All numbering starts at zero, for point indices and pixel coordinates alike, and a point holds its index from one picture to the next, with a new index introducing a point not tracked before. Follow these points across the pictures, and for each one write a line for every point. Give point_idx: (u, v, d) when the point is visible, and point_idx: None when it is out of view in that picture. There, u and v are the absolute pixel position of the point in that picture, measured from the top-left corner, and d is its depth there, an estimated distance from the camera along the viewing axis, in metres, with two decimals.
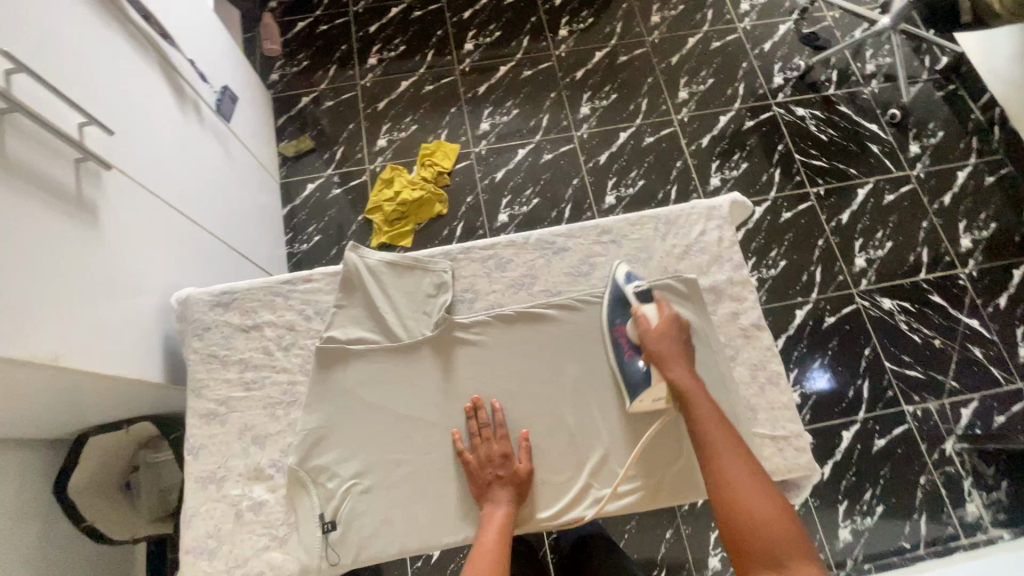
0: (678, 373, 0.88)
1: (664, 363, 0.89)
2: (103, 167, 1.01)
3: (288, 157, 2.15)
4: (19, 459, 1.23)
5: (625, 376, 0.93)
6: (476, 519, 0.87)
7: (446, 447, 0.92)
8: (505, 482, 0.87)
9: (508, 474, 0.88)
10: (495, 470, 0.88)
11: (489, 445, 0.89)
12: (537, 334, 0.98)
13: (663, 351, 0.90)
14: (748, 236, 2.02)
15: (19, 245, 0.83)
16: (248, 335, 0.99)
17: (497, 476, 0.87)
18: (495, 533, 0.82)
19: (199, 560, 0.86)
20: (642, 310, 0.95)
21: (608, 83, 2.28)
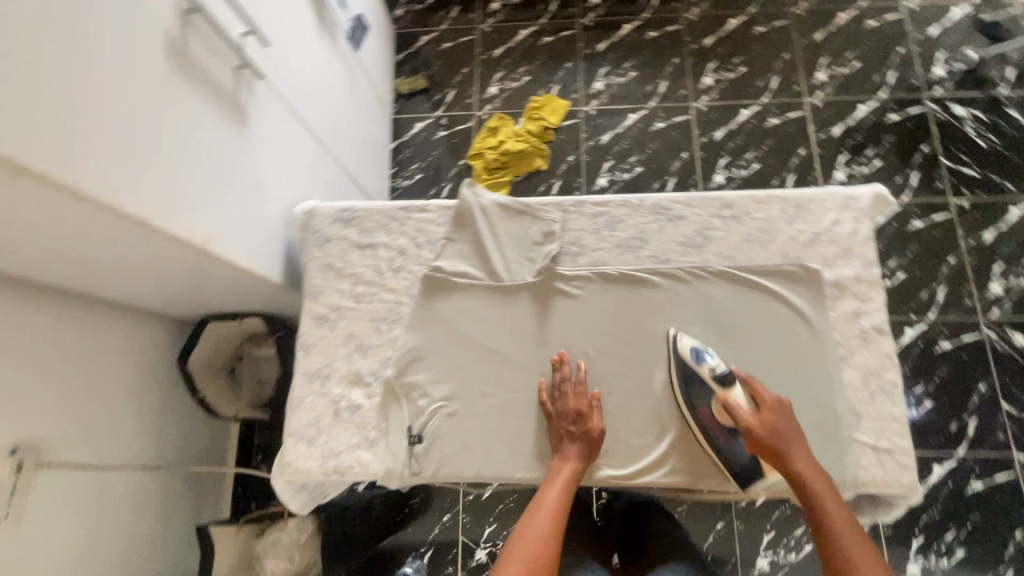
0: (791, 445, 0.83)
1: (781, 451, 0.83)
2: (257, 76, 1.09)
3: (402, 94, 2.20)
4: (150, 329, 1.40)
5: (735, 468, 0.87)
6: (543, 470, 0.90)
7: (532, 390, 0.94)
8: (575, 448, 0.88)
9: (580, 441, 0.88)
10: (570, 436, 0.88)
11: (563, 411, 0.89)
12: (637, 299, 0.97)
13: (773, 432, 0.83)
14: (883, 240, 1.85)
15: (189, 137, 0.93)
16: (364, 252, 1.05)
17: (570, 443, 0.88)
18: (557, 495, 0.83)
19: (300, 444, 0.95)
20: (732, 397, 0.87)
21: (738, 54, 2.12)
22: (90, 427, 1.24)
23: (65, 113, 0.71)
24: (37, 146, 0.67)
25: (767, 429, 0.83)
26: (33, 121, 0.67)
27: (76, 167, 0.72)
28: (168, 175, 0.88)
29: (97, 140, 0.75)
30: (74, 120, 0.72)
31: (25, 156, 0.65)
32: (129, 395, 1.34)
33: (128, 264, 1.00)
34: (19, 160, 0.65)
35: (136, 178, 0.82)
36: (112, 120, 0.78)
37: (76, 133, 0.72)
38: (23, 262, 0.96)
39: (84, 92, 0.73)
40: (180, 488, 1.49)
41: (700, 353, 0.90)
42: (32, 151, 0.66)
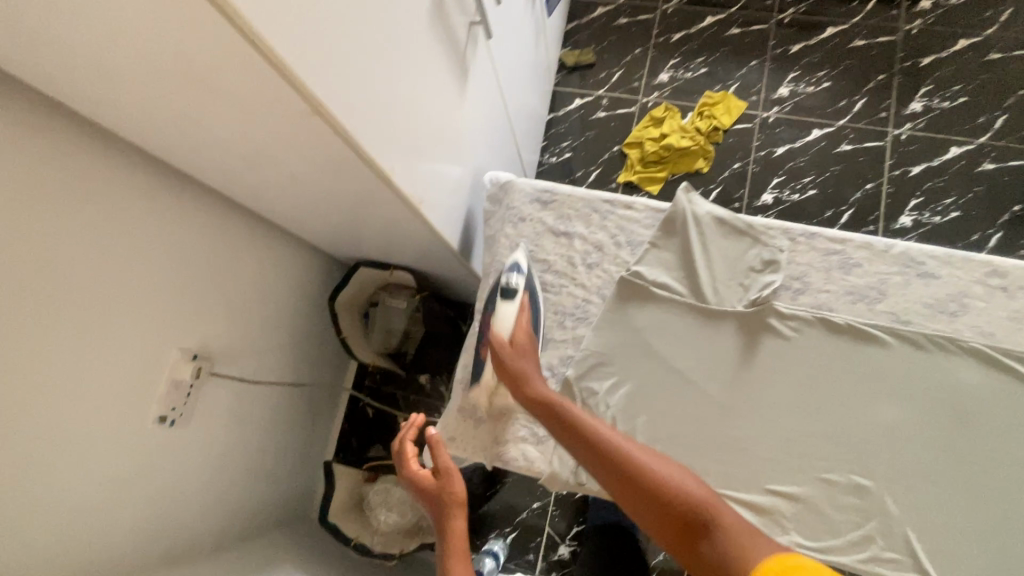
0: (527, 375, 0.82)
1: (521, 377, 0.82)
2: (486, 35, 1.05)
3: (566, 66, 2.11)
4: (309, 262, 1.44)
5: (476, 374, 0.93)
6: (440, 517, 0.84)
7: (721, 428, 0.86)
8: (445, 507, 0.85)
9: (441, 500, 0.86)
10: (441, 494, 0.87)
11: (413, 477, 0.91)
12: (863, 357, 0.85)
13: (519, 363, 0.83)
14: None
15: (425, 90, 0.91)
16: (558, 239, 1.00)
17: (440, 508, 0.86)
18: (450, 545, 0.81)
19: (466, 422, 0.93)
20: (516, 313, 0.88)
21: (961, 81, 1.83)
22: (248, 344, 1.29)
23: (350, 47, 0.69)
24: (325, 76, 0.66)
25: (512, 351, 0.85)
26: (327, 51, 0.65)
27: (347, 104, 0.71)
28: (404, 128, 0.86)
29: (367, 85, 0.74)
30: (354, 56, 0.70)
31: (316, 86, 0.64)
32: (282, 321, 1.39)
33: (332, 201, 1.01)
34: (310, 89, 0.63)
35: (384, 127, 0.81)
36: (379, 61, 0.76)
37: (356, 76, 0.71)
38: (240, 182, 1.00)
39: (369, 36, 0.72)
40: (303, 415, 1.56)
41: (517, 266, 0.92)
42: (320, 82, 0.65)
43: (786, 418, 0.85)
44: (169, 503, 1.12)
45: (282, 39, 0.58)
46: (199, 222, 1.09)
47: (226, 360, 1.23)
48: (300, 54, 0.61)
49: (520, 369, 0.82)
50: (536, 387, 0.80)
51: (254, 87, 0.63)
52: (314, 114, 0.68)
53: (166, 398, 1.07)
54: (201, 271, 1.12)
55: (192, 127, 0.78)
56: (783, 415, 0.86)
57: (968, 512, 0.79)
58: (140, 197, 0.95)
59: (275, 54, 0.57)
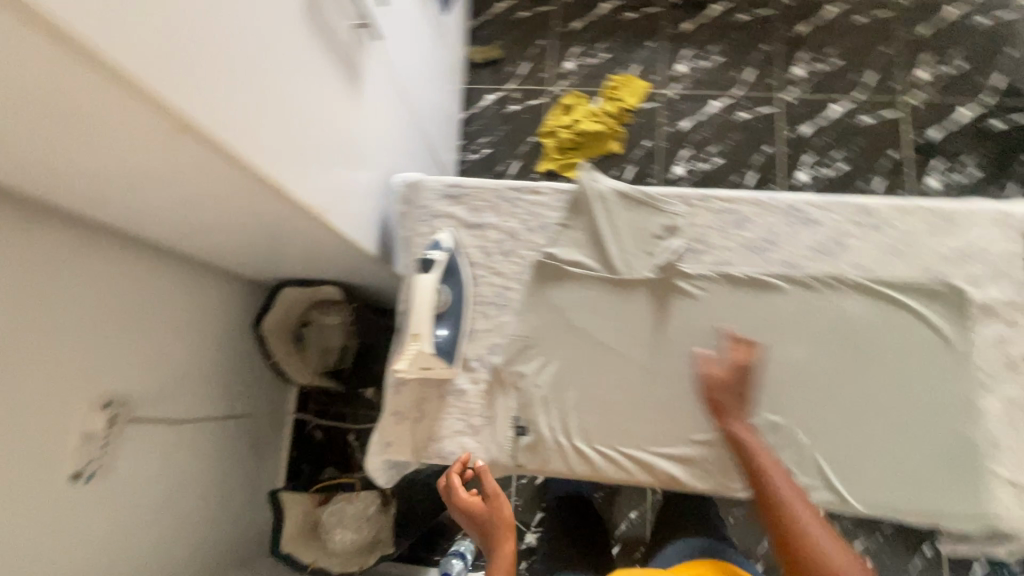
0: (729, 411, 0.83)
1: (724, 412, 0.84)
2: (372, 35, 1.04)
3: (474, 64, 2.12)
4: (228, 289, 1.38)
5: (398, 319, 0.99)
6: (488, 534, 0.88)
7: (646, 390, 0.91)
8: (496, 533, 0.86)
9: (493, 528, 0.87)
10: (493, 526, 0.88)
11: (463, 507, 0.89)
12: (763, 304, 0.92)
13: (720, 398, 0.84)
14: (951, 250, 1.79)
15: (308, 95, 0.88)
16: (471, 231, 1.00)
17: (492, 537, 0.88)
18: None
19: (403, 424, 0.93)
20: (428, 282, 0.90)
21: (834, 45, 1.99)
22: (170, 385, 1.22)
23: (207, 54, 0.66)
24: (181, 85, 0.62)
25: (720, 385, 0.84)
26: (180, 60, 0.62)
27: (213, 113, 0.68)
28: (290, 136, 0.84)
29: (235, 93, 0.71)
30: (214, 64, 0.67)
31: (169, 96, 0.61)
32: (206, 354, 1.32)
33: (233, 220, 0.97)
34: (163, 99, 0.60)
35: (265, 136, 0.78)
36: (246, 67, 0.73)
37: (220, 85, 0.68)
38: (131, 211, 0.93)
39: (230, 42, 0.69)
40: (244, 448, 1.49)
41: (437, 243, 0.94)
42: (175, 92, 0.62)
43: (702, 370, 0.90)
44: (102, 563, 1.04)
45: (119, 48, 0.54)
46: (94, 261, 1.01)
47: (146, 404, 1.15)
48: (143, 62, 0.57)
49: (721, 403, 0.84)
50: (737, 426, 0.83)
51: (100, 101, 0.59)
52: (176, 127, 0.65)
53: (80, 453, 0.99)
54: (105, 312, 1.04)
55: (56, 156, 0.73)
56: (700, 369, 0.90)
57: (870, 431, 0.86)
58: (23, 240, 0.87)
59: (112, 65, 0.54)
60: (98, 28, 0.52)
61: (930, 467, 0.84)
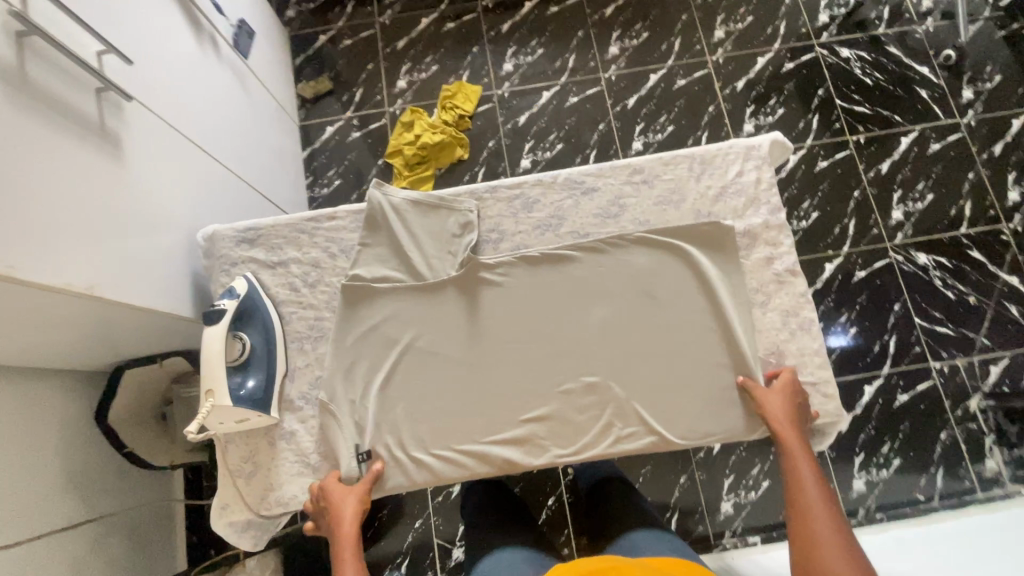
0: (786, 420, 0.86)
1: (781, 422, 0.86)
2: (124, 98, 1.00)
3: (306, 99, 2.10)
4: (58, 388, 1.27)
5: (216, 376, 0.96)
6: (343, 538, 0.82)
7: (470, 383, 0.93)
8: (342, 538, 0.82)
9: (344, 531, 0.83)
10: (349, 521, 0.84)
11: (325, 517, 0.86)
12: (561, 276, 0.96)
13: (776, 410, 0.87)
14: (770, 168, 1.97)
15: (45, 174, 0.83)
16: (275, 271, 0.99)
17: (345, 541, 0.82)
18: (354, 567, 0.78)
19: (237, 482, 0.89)
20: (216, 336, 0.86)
21: (640, 20, 2.14)
22: (7, 508, 1.10)
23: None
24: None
25: (783, 398, 0.88)
26: None
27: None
28: (28, 220, 0.79)
29: None
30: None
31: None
32: (43, 464, 1.21)
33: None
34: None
35: None
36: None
37: None
38: None
39: None
40: (123, 551, 1.38)
41: (230, 290, 0.90)
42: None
43: (518, 354, 0.94)
44: None
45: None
46: None
47: None
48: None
49: (775, 412, 0.87)
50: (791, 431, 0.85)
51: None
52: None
53: None
54: None
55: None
56: (514, 348, 0.94)
57: (674, 368, 0.93)
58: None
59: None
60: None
61: (728, 389, 0.92)
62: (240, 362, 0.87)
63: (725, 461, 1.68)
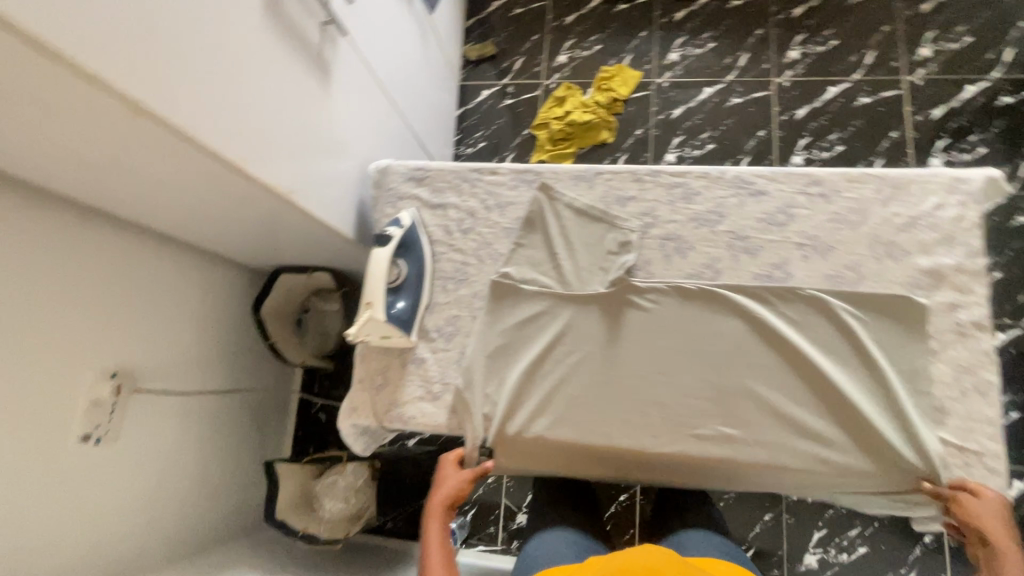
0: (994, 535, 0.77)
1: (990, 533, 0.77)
2: (341, 32, 1.11)
3: (470, 61, 2.19)
4: (229, 275, 1.48)
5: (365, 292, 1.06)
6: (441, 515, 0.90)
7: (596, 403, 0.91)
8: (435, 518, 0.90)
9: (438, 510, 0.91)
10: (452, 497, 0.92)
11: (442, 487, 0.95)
12: (706, 321, 0.91)
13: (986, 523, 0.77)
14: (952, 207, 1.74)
15: (275, 87, 0.96)
16: (434, 211, 1.06)
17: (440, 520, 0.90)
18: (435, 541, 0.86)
19: (367, 391, 0.99)
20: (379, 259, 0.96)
21: (831, 25, 1.96)
22: (174, 360, 1.32)
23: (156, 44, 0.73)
24: (125, 69, 0.69)
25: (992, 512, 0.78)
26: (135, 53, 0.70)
27: (161, 96, 0.74)
28: (256, 124, 0.92)
29: (196, 84, 0.80)
30: (165, 53, 0.75)
31: (119, 80, 0.68)
32: (208, 334, 1.43)
33: (214, 206, 1.06)
34: (111, 82, 0.67)
35: (230, 123, 0.86)
36: (201, 57, 0.80)
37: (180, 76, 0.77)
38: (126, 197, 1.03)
39: (189, 38, 0.78)
40: (247, 425, 1.59)
41: (397, 220, 1.01)
42: (124, 76, 0.69)
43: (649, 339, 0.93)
44: (106, 521, 1.16)
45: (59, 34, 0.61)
46: (97, 245, 1.11)
47: (150, 376, 1.25)
48: (86, 50, 0.64)
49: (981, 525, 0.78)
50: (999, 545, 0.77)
51: (56, 85, 0.67)
52: (131, 109, 0.72)
53: (87, 418, 1.11)
54: (107, 292, 1.14)
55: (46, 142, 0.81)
56: (643, 386, 0.91)
57: (807, 410, 0.87)
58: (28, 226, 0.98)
59: (55, 50, 0.61)
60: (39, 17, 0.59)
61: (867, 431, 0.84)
62: (397, 285, 0.97)
63: (820, 512, 1.55)
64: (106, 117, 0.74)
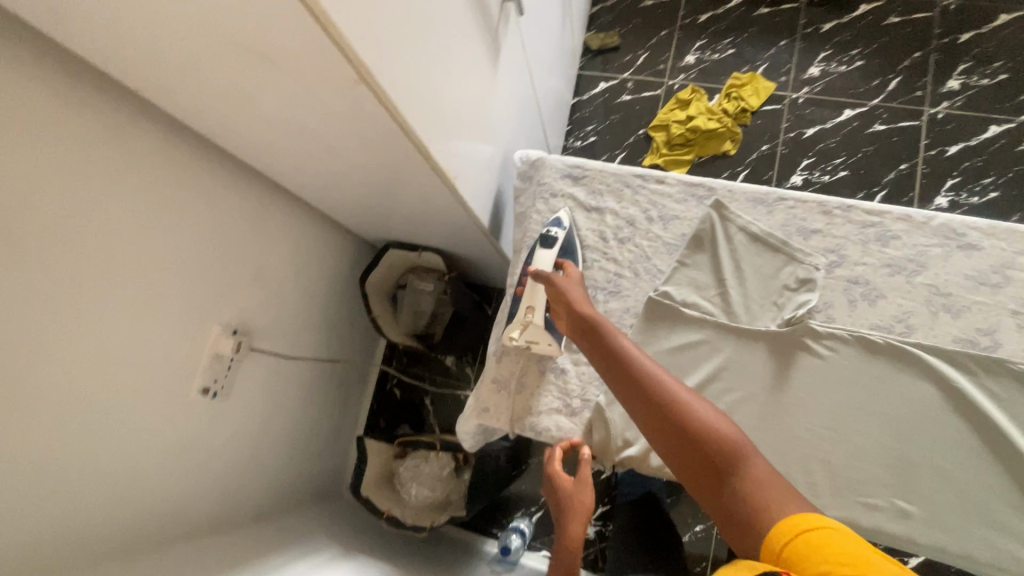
0: None
1: None
2: (518, 10, 1.05)
3: (590, 50, 2.09)
4: (339, 241, 1.46)
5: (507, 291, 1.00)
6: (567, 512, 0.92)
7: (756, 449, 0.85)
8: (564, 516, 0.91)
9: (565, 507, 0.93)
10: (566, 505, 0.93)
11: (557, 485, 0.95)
12: (890, 382, 0.83)
13: None
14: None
15: (459, 66, 0.92)
16: (589, 214, 1.00)
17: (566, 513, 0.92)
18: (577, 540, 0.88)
19: (499, 393, 0.95)
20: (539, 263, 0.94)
21: (1001, 58, 1.77)
22: (282, 321, 1.31)
23: (389, 9, 0.69)
24: (365, 34, 0.66)
25: None
26: (376, 25, 0.67)
27: (387, 70, 0.72)
28: (441, 104, 0.89)
29: (410, 60, 0.77)
30: (393, 18, 0.70)
31: (358, 46, 0.65)
32: (315, 299, 1.42)
33: (359, 175, 1.03)
34: (353, 49, 0.64)
35: (426, 101, 0.84)
36: (416, 24, 0.76)
37: (402, 51, 0.74)
38: (266, 152, 1.01)
39: (415, 11, 0.74)
40: (334, 392, 1.60)
41: (558, 220, 0.98)
42: (361, 40, 0.66)
43: (819, 390, 0.85)
44: (210, 471, 1.17)
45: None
46: (229, 197, 1.10)
47: (261, 335, 1.25)
48: (341, 13, 0.60)
49: None
50: None
51: (297, 41, 0.63)
52: (356, 76, 0.69)
53: (208, 371, 1.11)
54: (232, 245, 1.13)
55: (215, 87, 0.78)
56: (808, 439, 0.83)
57: (998, 499, 0.77)
58: (173, 170, 0.97)
59: (322, 9, 0.58)
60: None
61: None
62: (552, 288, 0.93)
63: None
64: (324, 77, 0.70)
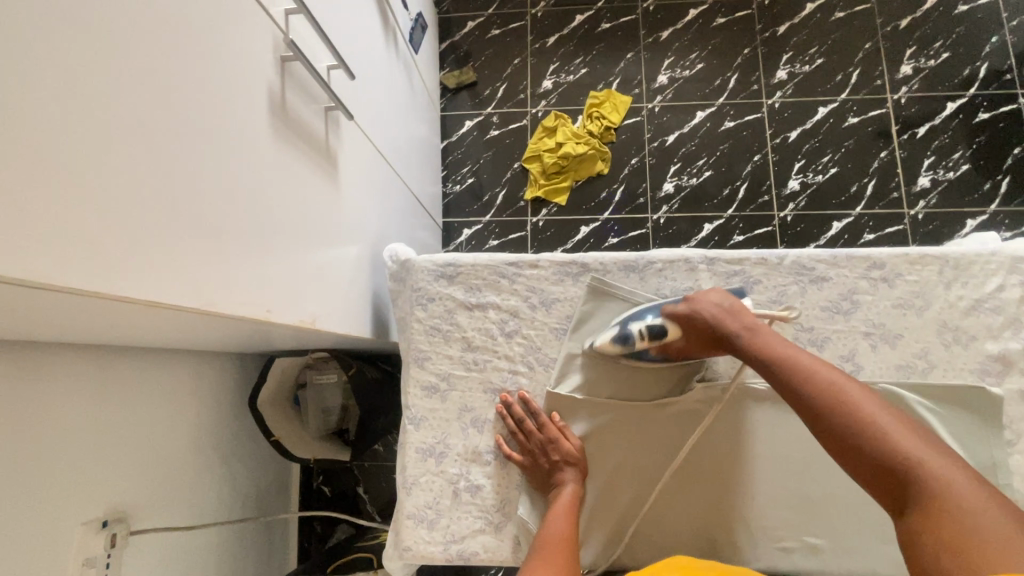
0: None
1: None
2: (346, 116, 0.99)
3: (448, 89, 2.04)
4: (219, 370, 1.30)
5: (407, 414, 0.94)
6: (544, 487, 0.89)
7: (672, 522, 0.90)
8: (552, 470, 0.88)
9: (548, 465, 0.89)
10: (549, 454, 0.89)
11: (534, 453, 0.90)
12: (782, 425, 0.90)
13: None
14: (944, 226, 1.79)
15: (290, 206, 0.84)
16: (472, 313, 0.96)
17: (550, 480, 0.88)
18: (564, 521, 0.83)
19: (418, 527, 0.90)
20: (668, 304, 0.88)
21: (816, 43, 1.94)
22: (170, 486, 1.16)
23: (177, 219, 0.61)
24: (151, 267, 0.57)
25: None
26: (156, 239, 0.58)
27: (186, 276, 0.62)
28: (279, 259, 0.80)
29: (219, 241, 0.68)
30: (185, 225, 0.62)
31: (148, 286, 0.56)
32: (206, 441, 1.27)
33: (207, 336, 0.92)
34: (120, 292, 0.53)
35: (256, 272, 0.75)
36: (220, 208, 0.68)
37: (203, 243, 0.65)
38: (108, 337, 0.86)
39: (207, 190, 0.65)
40: (254, 524, 1.45)
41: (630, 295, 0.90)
42: (137, 270, 0.55)
43: (723, 447, 0.90)
44: None
45: (83, 268, 0.49)
46: (75, 386, 0.93)
47: (146, 513, 1.09)
48: (107, 270, 0.52)
49: None
50: None
51: (63, 300, 0.54)
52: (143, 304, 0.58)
53: None
54: (91, 434, 0.97)
55: (12, 323, 0.65)
56: (721, 496, 0.89)
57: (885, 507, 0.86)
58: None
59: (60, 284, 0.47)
60: (61, 256, 0.47)
61: None
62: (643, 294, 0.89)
63: None
64: (118, 310, 0.61)
